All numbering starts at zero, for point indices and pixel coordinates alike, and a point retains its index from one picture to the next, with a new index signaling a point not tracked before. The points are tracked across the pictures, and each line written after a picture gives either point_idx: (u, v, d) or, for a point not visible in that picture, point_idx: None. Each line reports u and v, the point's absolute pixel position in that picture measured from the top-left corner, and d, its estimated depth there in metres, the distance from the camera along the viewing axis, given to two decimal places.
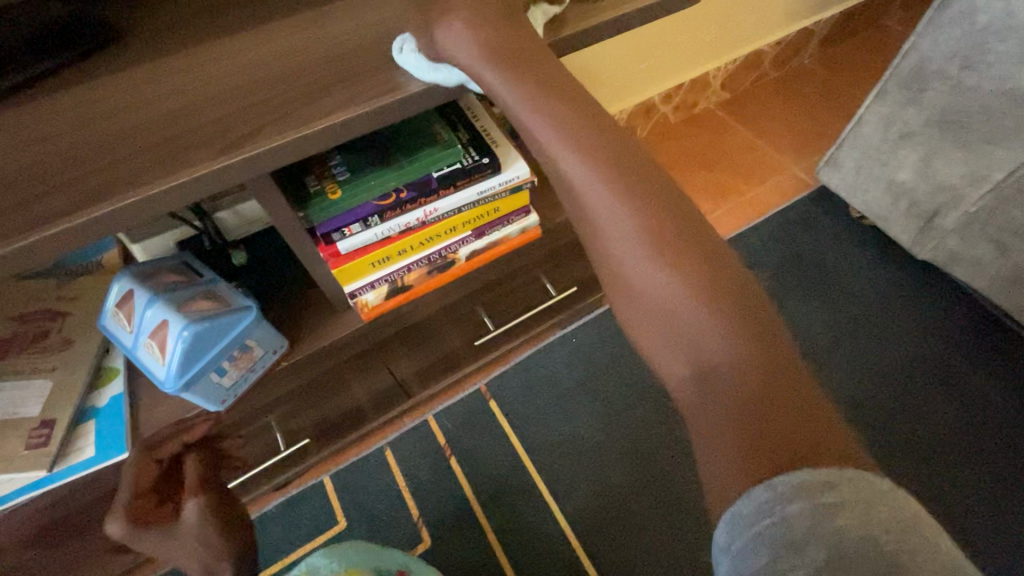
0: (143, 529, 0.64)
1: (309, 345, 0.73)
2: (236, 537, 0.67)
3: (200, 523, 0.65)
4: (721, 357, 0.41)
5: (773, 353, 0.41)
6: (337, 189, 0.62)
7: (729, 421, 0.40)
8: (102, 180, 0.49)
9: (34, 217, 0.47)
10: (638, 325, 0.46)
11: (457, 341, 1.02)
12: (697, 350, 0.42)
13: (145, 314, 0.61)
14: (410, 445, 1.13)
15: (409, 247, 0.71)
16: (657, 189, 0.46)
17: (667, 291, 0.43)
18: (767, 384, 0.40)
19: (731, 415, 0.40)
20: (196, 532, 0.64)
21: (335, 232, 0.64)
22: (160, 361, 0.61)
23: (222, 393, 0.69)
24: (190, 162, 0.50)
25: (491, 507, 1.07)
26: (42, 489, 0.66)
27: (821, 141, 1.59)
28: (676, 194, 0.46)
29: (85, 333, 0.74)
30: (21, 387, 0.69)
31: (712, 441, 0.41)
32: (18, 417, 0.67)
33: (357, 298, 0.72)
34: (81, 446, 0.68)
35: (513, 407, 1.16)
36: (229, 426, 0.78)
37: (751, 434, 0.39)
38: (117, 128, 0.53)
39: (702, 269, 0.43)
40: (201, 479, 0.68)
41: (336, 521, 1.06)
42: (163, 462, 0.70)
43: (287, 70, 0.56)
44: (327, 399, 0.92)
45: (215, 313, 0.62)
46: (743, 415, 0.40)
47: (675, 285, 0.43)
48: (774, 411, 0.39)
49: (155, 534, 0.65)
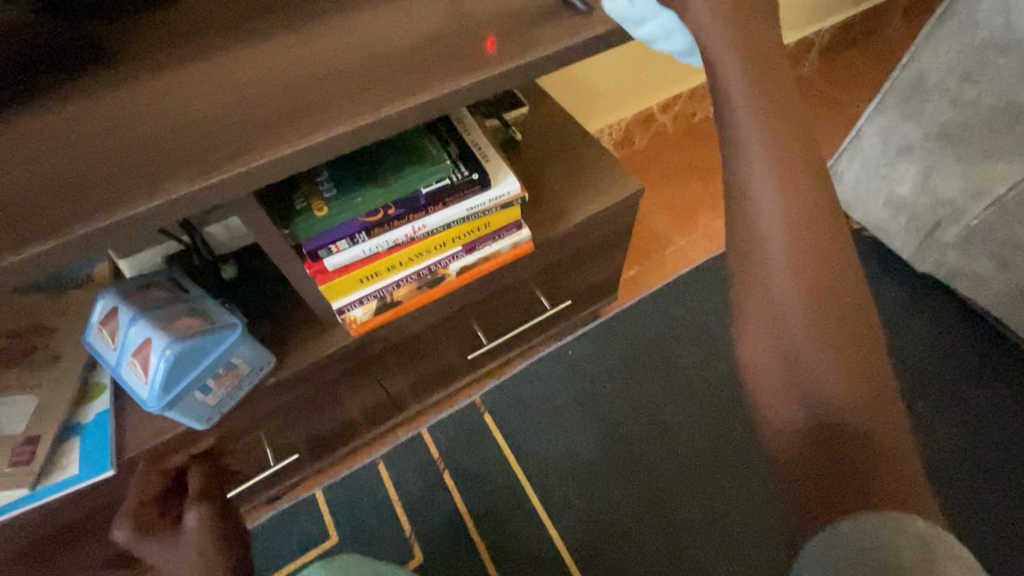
0: (145, 537, 0.64)
1: (297, 361, 0.73)
2: (236, 547, 0.65)
3: (198, 535, 0.64)
4: (846, 414, 0.38)
5: (892, 431, 0.39)
6: (324, 206, 0.62)
7: (817, 475, 0.38)
8: (82, 199, 0.49)
9: (13, 238, 0.47)
10: (759, 357, 0.41)
11: (450, 354, 1.01)
12: (819, 402, 0.39)
13: (129, 332, 0.60)
14: (403, 459, 1.11)
15: (398, 263, 0.70)
16: (829, 249, 0.43)
17: (809, 297, 0.41)
18: (871, 455, 0.38)
19: (825, 473, 0.38)
20: (195, 541, 0.64)
21: (322, 248, 0.63)
22: (142, 380, 0.60)
23: (209, 412, 0.68)
24: (171, 181, 0.49)
25: (484, 523, 1.05)
26: (25, 508, 0.65)
27: (821, 150, 1.58)
28: (841, 263, 0.43)
29: (73, 347, 0.74)
30: (7, 403, 0.69)
31: (795, 488, 0.38)
32: (4, 435, 0.66)
33: (346, 314, 0.71)
34: (65, 464, 0.67)
35: (508, 420, 1.15)
36: (217, 442, 0.77)
37: (836, 494, 0.37)
38: (98, 145, 0.53)
39: (854, 340, 0.40)
40: (202, 489, 0.69)
41: (328, 536, 1.04)
42: (169, 475, 0.71)
43: (272, 87, 0.56)
44: (318, 413, 0.91)
45: (198, 332, 0.61)
46: (837, 476, 0.37)
47: (828, 346, 0.40)
48: (872, 485, 0.37)
49: (155, 543, 0.64)
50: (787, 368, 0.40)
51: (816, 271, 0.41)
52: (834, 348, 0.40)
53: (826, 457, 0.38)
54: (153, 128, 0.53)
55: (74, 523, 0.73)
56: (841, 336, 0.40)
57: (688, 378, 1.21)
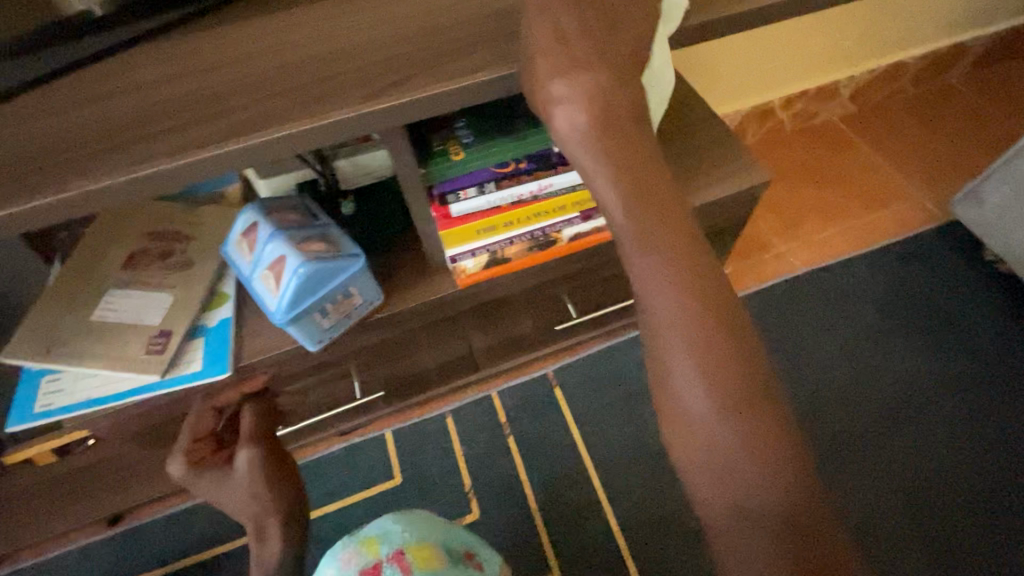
0: (198, 473, 0.68)
1: (402, 302, 0.75)
2: (287, 490, 0.69)
3: (250, 472, 0.67)
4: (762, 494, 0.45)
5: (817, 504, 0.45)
6: (460, 150, 0.63)
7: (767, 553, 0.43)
8: (253, 112, 0.51)
9: (191, 139, 0.50)
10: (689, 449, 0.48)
11: (535, 323, 1.01)
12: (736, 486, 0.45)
13: (267, 247, 0.64)
14: (471, 417, 1.14)
15: (516, 220, 0.69)
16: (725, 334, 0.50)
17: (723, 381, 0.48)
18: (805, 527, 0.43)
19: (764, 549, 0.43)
20: (246, 480, 0.67)
21: (451, 193, 0.65)
22: (272, 293, 0.64)
23: (320, 335, 0.71)
24: (333, 104, 0.51)
25: (541, 493, 1.06)
26: (152, 393, 0.71)
27: (958, 170, 1.43)
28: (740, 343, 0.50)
29: (204, 256, 0.80)
30: (147, 297, 0.76)
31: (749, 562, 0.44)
32: (142, 325, 0.73)
33: (457, 263, 0.72)
34: (188, 360, 0.72)
35: (577, 399, 1.14)
36: (315, 367, 0.81)
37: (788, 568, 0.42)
38: (269, 64, 0.55)
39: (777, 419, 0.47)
40: (256, 428, 0.72)
41: (391, 476, 1.09)
42: (222, 413, 0.76)
43: (432, 26, 0.56)
44: (404, 357, 0.94)
45: (327, 256, 0.64)
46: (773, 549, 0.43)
47: (745, 429, 0.47)
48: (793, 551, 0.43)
49: (208, 478, 0.68)
50: (693, 448, 0.48)
51: (718, 355, 0.49)
52: (754, 433, 0.47)
53: (751, 521, 0.44)
54: (319, 53, 0.56)
55: (187, 417, 0.80)
56: (740, 396, 0.48)
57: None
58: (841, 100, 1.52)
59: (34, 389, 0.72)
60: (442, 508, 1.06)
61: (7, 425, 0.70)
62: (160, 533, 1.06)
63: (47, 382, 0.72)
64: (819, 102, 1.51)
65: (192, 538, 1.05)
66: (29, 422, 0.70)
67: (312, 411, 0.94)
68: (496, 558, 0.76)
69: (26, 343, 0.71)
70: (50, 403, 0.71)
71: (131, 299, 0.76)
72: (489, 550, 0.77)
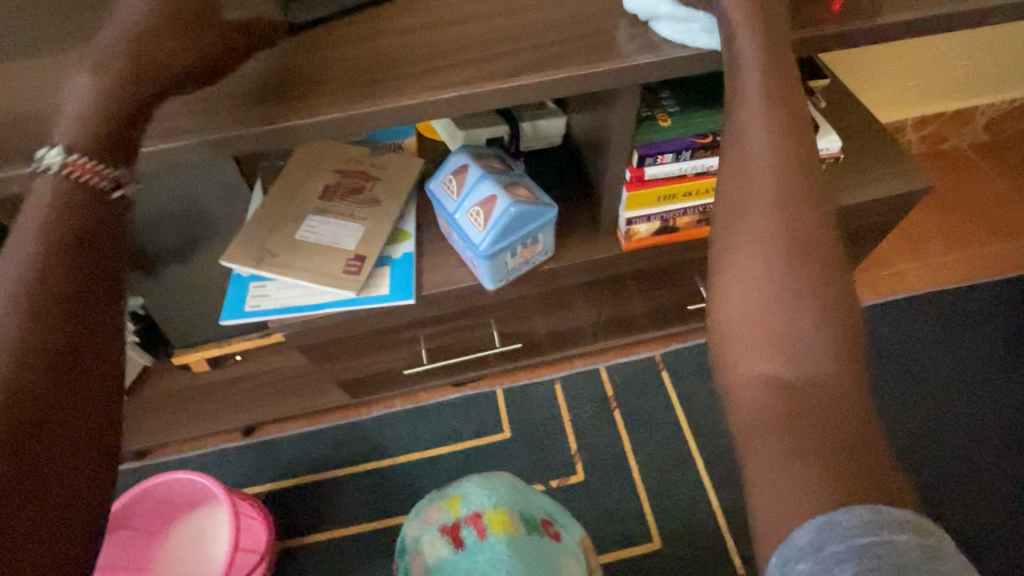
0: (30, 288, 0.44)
1: (572, 256, 0.81)
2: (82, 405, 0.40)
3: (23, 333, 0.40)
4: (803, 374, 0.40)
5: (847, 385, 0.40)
6: (667, 117, 0.70)
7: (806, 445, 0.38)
8: (518, 59, 0.59)
9: (471, 76, 0.58)
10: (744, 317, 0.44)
11: (664, 301, 1.05)
12: (795, 364, 0.41)
13: (478, 185, 0.71)
14: (579, 386, 1.19)
15: (696, 191, 0.75)
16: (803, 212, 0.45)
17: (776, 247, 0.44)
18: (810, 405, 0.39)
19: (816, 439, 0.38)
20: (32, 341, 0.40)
21: (650, 156, 0.70)
22: (478, 228, 0.71)
23: (500, 276, 0.77)
24: (588, 60, 0.58)
25: (644, 468, 1.10)
26: (347, 307, 0.81)
27: None
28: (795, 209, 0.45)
29: (390, 195, 0.88)
30: (342, 225, 0.84)
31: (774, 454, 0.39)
32: (340, 248, 0.82)
33: (631, 226, 0.78)
34: (379, 283, 0.81)
35: (686, 383, 1.18)
36: (474, 308, 0.88)
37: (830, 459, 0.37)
38: (524, 21, 0.63)
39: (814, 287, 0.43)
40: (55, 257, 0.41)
41: (500, 430, 1.15)
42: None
43: None
44: (541, 316, 1.00)
45: (531, 202, 0.71)
46: (833, 447, 0.37)
47: (771, 271, 0.44)
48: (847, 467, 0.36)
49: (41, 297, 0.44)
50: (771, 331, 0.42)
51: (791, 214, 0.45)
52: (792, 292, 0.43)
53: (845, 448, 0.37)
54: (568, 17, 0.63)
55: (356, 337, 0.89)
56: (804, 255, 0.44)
57: (877, 402, 1.15)
58: (975, 128, 1.49)
59: (244, 291, 0.82)
60: (548, 468, 1.11)
61: (221, 318, 0.80)
62: (285, 450, 1.14)
63: (255, 287, 0.82)
64: (951, 129, 1.47)
65: (314, 459, 1.13)
66: (240, 318, 0.80)
67: (450, 352, 1.01)
68: (576, 529, 0.77)
69: (244, 249, 0.81)
70: (258, 304, 0.80)
71: (328, 225, 0.84)
72: (568, 517, 0.79)
